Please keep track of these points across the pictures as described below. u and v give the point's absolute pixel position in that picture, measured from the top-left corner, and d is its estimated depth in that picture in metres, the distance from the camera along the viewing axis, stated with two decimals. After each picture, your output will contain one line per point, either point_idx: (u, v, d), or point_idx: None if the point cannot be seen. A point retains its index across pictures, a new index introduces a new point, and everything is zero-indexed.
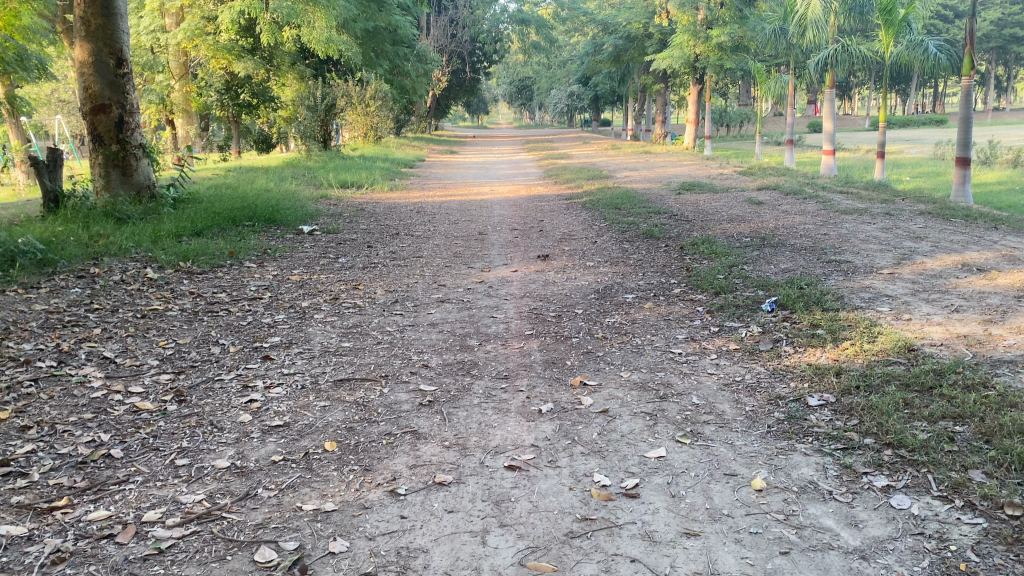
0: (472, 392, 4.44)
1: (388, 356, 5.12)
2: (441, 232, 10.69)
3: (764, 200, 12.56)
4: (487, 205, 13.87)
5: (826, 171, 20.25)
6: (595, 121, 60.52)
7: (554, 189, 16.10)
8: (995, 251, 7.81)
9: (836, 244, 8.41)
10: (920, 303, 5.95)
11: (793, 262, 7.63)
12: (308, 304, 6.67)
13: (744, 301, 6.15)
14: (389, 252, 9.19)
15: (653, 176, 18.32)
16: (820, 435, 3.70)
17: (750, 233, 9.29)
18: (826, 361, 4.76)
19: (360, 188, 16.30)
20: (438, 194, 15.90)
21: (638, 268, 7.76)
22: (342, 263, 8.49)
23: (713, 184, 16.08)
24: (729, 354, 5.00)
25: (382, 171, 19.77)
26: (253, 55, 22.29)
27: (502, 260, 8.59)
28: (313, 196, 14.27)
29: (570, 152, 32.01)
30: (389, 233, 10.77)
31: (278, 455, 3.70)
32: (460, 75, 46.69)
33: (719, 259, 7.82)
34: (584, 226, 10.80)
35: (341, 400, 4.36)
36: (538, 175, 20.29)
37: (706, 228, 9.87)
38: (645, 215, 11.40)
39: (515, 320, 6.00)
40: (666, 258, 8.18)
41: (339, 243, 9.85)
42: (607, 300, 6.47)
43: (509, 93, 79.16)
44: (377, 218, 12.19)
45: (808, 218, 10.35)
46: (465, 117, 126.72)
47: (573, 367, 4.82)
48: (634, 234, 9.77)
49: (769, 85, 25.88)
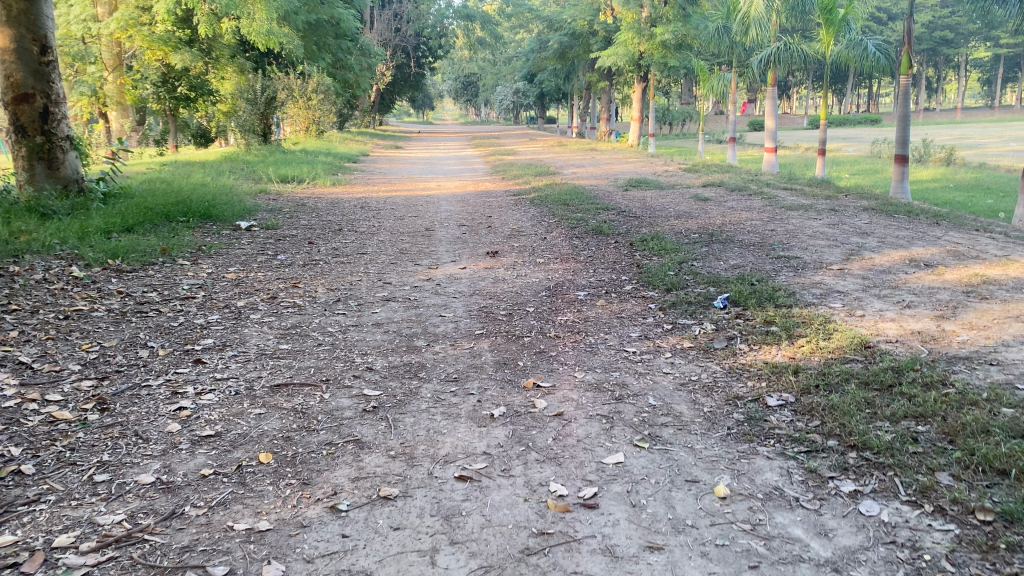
0: (420, 396, 4.20)
1: (330, 359, 4.85)
2: (386, 228, 10.40)
3: (711, 196, 12.57)
4: (433, 201, 13.60)
5: (769, 169, 20.47)
6: (541, 118, 60.48)
7: (500, 185, 15.89)
8: (939, 246, 7.88)
9: (784, 240, 8.39)
10: (872, 299, 5.91)
11: (743, 257, 7.56)
12: (244, 304, 6.35)
13: (696, 298, 6.03)
14: (331, 249, 8.88)
15: (599, 173, 18.25)
16: (782, 437, 3.57)
17: (699, 229, 9.23)
18: (783, 359, 4.64)
19: (300, 183, 15.86)
20: (382, 189, 15.57)
21: (588, 265, 7.59)
22: (281, 261, 8.15)
23: (659, 180, 16.08)
24: (684, 353, 4.85)
25: (324, 166, 19.33)
26: (191, 47, 21.53)
27: (449, 256, 8.35)
28: (252, 192, 13.78)
29: (516, 148, 31.87)
30: (331, 229, 10.44)
31: (208, 468, 3.41)
32: (404, 70, 46.21)
33: (669, 255, 7.71)
34: (532, 222, 10.63)
35: (278, 407, 4.09)
36: (484, 171, 20.09)
37: (655, 224, 9.78)
38: (593, 211, 11.27)
39: (463, 319, 5.78)
40: (616, 254, 8.03)
41: (278, 239, 9.48)
42: (558, 297, 6.29)
43: (454, 89, 78.77)
44: (319, 213, 11.82)
45: (755, 213, 10.35)
46: (410, 113, 125.64)
47: (525, 368, 4.62)
48: (583, 231, 9.63)
49: (713, 82, 26.05)
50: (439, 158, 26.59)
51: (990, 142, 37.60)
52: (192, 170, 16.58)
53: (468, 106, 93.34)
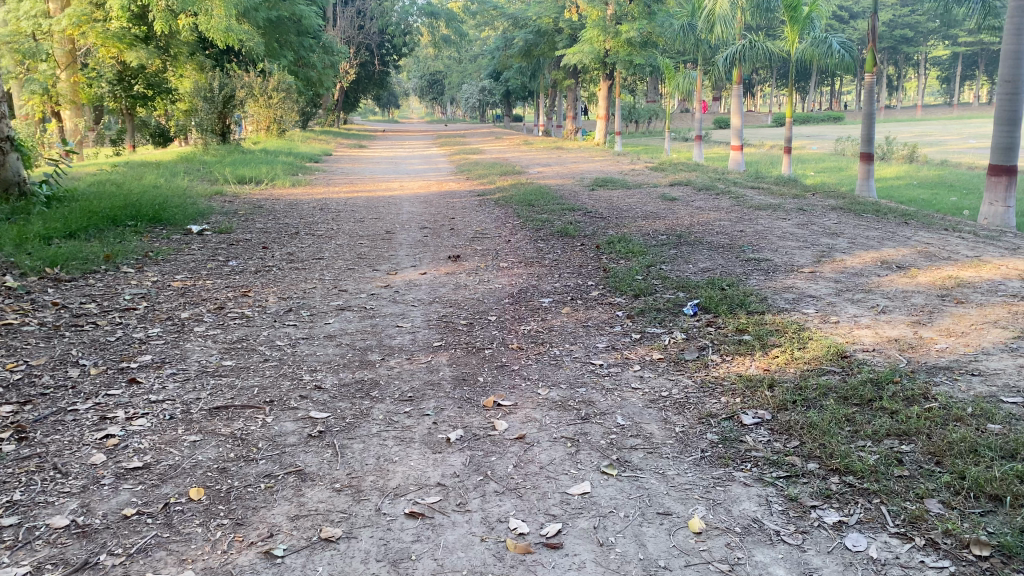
0: (370, 419, 3.89)
1: (276, 377, 4.53)
2: (345, 231, 10.06)
3: (678, 196, 12.39)
4: (395, 202, 13.26)
5: (734, 167, 20.42)
6: (507, 116, 60.22)
7: (465, 185, 15.59)
8: (909, 247, 7.74)
9: (753, 241, 8.20)
10: (845, 304, 5.72)
11: (713, 260, 7.35)
12: (188, 315, 5.99)
13: (665, 305, 5.79)
14: (286, 254, 8.52)
15: (565, 172, 18.02)
16: (758, 461, 3.33)
17: (666, 230, 9.01)
18: (757, 371, 4.41)
19: (259, 184, 15.43)
20: (343, 190, 15.19)
21: (553, 269, 7.32)
22: (233, 267, 7.77)
23: (626, 179, 15.90)
24: (653, 365, 4.59)
25: (284, 166, 18.91)
26: (147, 44, 20.89)
27: (409, 261, 8.04)
28: (207, 193, 13.33)
29: (482, 147, 31.55)
30: (288, 232, 10.07)
31: (131, 508, 3.06)
32: (368, 68, 45.70)
33: (636, 258, 7.48)
34: (496, 224, 10.36)
35: (215, 434, 3.77)
36: (449, 170, 19.81)
37: (622, 225, 9.56)
38: (559, 211, 11.02)
39: (421, 330, 5.47)
40: (582, 257, 7.78)
41: (231, 244, 9.08)
42: (521, 305, 6.01)
43: (419, 88, 78.28)
44: (277, 216, 11.44)
45: (723, 213, 10.17)
46: (375, 112, 124.65)
47: (485, 385, 4.33)
48: (549, 233, 9.38)
49: (678, 80, 25.96)
50: (403, 157, 26.18)
51: (949, 139, 38.12)
52: (146, 171, 16.06)
53: (434, 104, 92.82)
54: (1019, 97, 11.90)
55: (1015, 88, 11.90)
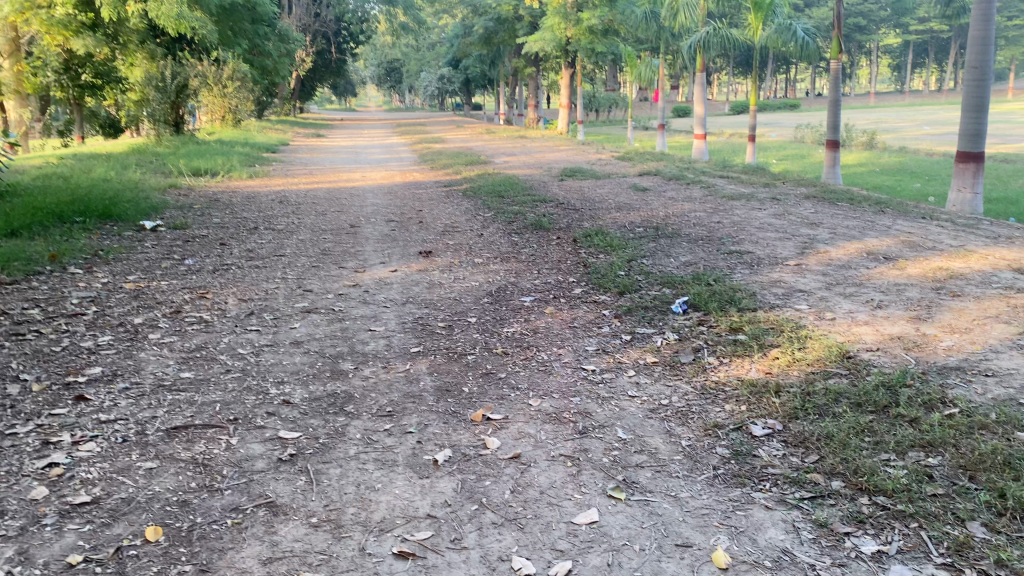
0: (347, 438, 3.54)
1: (240, 392, 4.14)
2: (307, 226, 9.61)
3: (649, 186, 12.14)
4: (359, 194, 12.81)
5: (699, 156, 20.30)
6: (467, 104, 59.63)
7: (429, 176, 15.19)
8: (892, 237, 7.57)
9: (733, 232, 7.96)
10: (839, 299, 5.48)
11: (695, 253, 7.08)
12: (142, 321, 5.55)
13: (652, 302, 5.49)
14: (246, 251, 8.07)
15: (531, 161, 17.71)
16: (778, 480, 3.05)
17: (642, 222, 8.74)
18: (759, 375, 4.14)
19: (214, 176, 14.85)
20: (303, 181, 14.70)
21: (531, 265, 7.00)
22: (189, 267, 7.31)
23: (593, 168, 15.63)
24: (649, 369, 4.29)
25: (240, 157, 18.32)
26: (95, 33, 19.93)
27: (377, 257, 7.66)
28: (160, 186, 12.75)
29: (443, 135, 31.09)
30: (247, 227, 9.60)
31: (78, 554, 2.67)
32: (325, 56, 44.84)
33: (616, 252, 7.19)
34: (465, 217, 10.00)
35: (175, 459, 3.39)
36: (411, 159, 19.40)
37: (596, 217, 9.27)
38: (529, 203, 10.69)
39: (396, 334, 5.11)
40: (560, 252, 7.47)
41: (186, 241, 8.60)
42: (501, 305, 5.68)
43: (376, 76, 77.22)
44: (234, 210, 10.94)
45: (697, 203, 9.94)
46: (332, 101, 122.97)
47: (470, 396, 4.00)
48: (522, 225, 9.06)
49: (640, 68, 25.75)
50: (363, 146, 25.56)
51: (905, 126, 38.60)
52: (96, 163, 15.39)
53: (392, 93, 91.70)
54: (985, 84, 11.69)
55: (983, 74, 11.72)
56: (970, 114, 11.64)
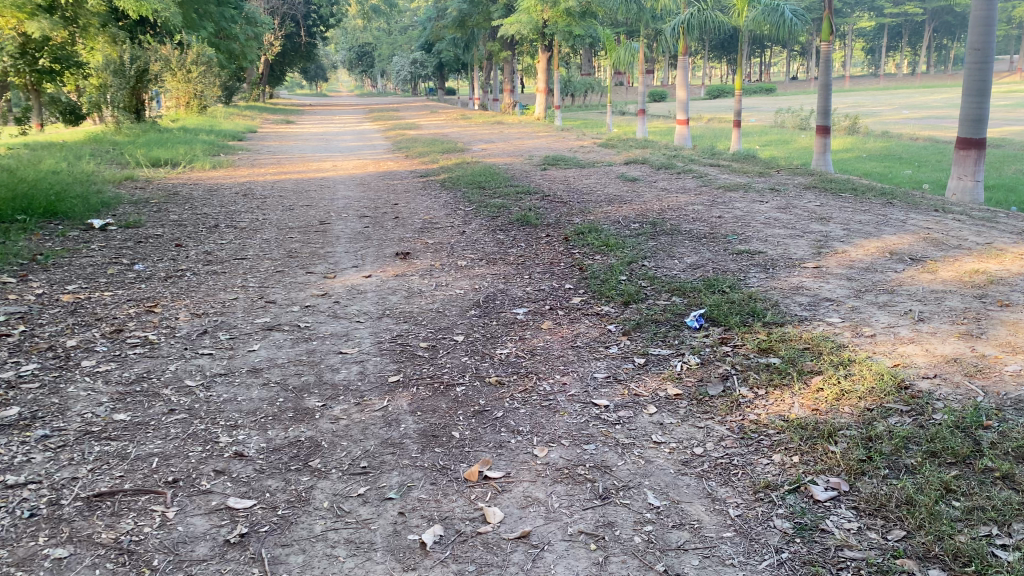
0: (313, 509, 2.85)
1: (185, 442, 3.42)
2: (273, 222, 8.86)
3: (638, 175, 11.49)
4: (329, 185, 12.06)
5: (679, 142, 19.82)
6: (440, 89, 58.55)
7: (404, 165, 14.43)
8: (911, 233, 6.97)
9: (738, 228, 7.34)
10: (873, 310, 4.85)
11: (701, 254, 6.43)
12: (75, 342, 4.78)
13: (663, 315, 4.83)
14: (204, 253, 7.31)
15: (512, 149, 16.97)
16: (861, 568, 2.41)
17: (637, 217, 8.11)
18: (803, 412, 3.50)
19: (175, 167, 13.99)
20: (270, 171, 13.90)
21: (520, 269, 6.32)
22: (138, 273, 6.54)
23: (577, 156, 14.97)
24: (673, 404, 3.63)
25: (204, 145, 17.45)
26: (52, 15, 18.83)
27: (350, 259, 6.93)
28: (115, 178, 11.93)
29: (417, 121, 30.20)
30: (206, 224, 8.81)
31: None
32: (293, 39, 43.64)
33: (614, 252, 6.54)
34: (445, 211, 9.30)
35: (95, 543, 2.68)
36: (385, 147, 18.62)
37: (586, 211, 8.63)
38: (513, 196, 10.01)
39: (371, 357, 4.41)
40: (551, 253, 6.79)
41: (138, 241, 7.81)
42: (491, 319, 5.00)
43: (347, 60, 75.77)
44: (193, 205, 10.14)
45: (692, 195, 9.30)
46: (303, 84, 121.14)
47: (464, 444, 3.31)
48: (507, 221, 8.39)
49: (619, 52, 25.08)
50: (333, 134, 24.62)
51: (882, 110, 38.25)
52: (49, 154, 14.47)
53: (364, 77, 90.28)
54: (988, 66, 11.09)
55: (986, 57, 11.12)
56: (971, 98, 11.05)
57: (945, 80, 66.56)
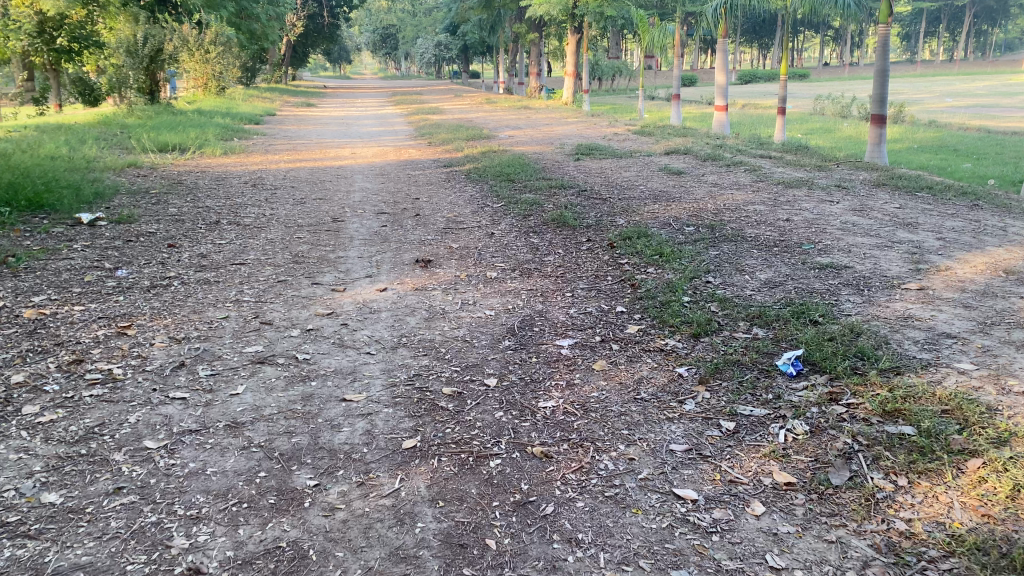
0: None
1: (125, 547, 2.51)
2: (280, 218, 7.99)
3: (683, 168, 10.50)
4: (346, 175, 11.19)
5: (718, 130, 18.83)
6: (465, 74, 57.43)
7: (427, 153, 13.54)
8: (1018, 245, 5.93)
9: (810, 235, 6.35)
10: (1011, 352, 3.85)
11: (775, 269, 5.44)
12: (22, 377, 3.89)
13: (748, 357, 3.87)
14: (199, 255, 6.45)
15: (541, 136, 15.97)
16: None
17: (690, 218, 7.15)
18: (969, 516, 2.53)
19: (185, 152, 13.21)
20: (284, 159, 13.08)
21: (562, 283, 5.39)
22: (120, 281, 5.67)
23: (611, 144, 14.00)
24: (786, 501, 2.68)
25: (217, 129, 16.66)
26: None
27: (362, 266, 6.04)
28: (118, 164, 11.16)
29: (441, 106, 29.29)
30: (207, 220, 7.96)
31: None
32: (317, 21, 42.91)
33: (670, 265, 5.60)
34: (471, 208, 8.38)
35: None
36: (407, 133, 17.76)
37: (630, 210, 7.68)
38: (546, 191, 9.07)
39: (384, 408, 3.50)
40: (595, 264, 5.83)
41: (128, 240, 6.96)
42: (533, 352, 4.07)
43: (371, 43, 74.77)
44: (197, 196, 9.30)
45: (749, 192, 8.30)
46: (328, 68, 120.56)
47: (505, 565, 2.38)
48: (540, 222, 7.46)
49: (653, 34, 23.78)
50: (354, 118, 23.76)
51: (924, 98, 36.61)
52: (53, 137, 13.73)
53: (389, 60, 89.40)
54: None
55: None
56: None
57: (985, 66, 64.41)
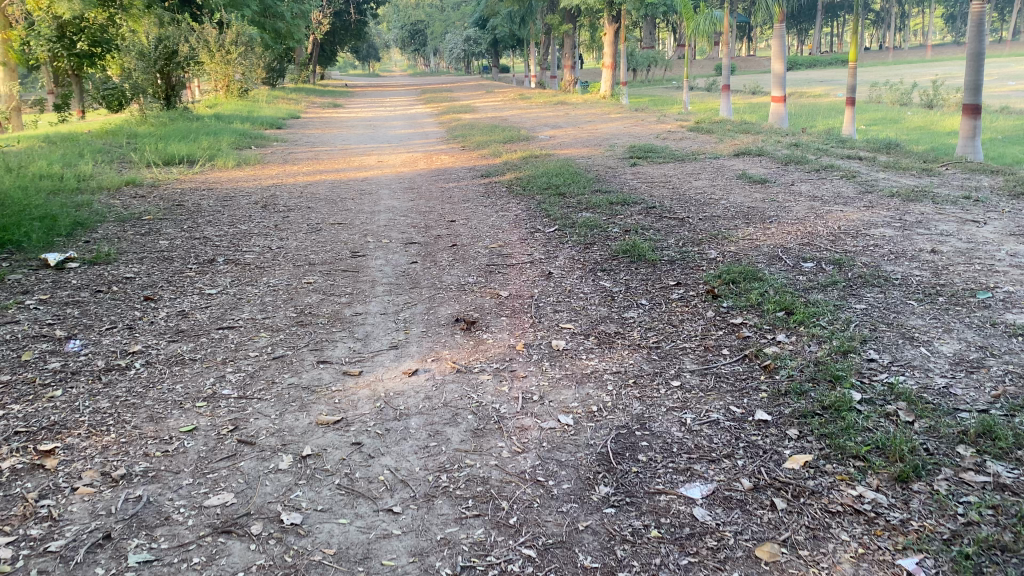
0: None
1: None
2: (290, 252, 6.61)
3: (764, 174, 8.94)
4: (370, 189, 9.78)
5: (776, 123, 17.20)
6: (495, 68, 55.94)
7: (461, 159, 12.10)
8: None
9: (979, 277, 4.78)
10: None
11: (958, 338, 3.89)
12: None
13: (1016, 539, 2.33)
14: (182, 313, 5.07)
15: (586, 136, 14.46)
16: None
17: (802, 250, 5.63)
18: None
19: (193, 165, 11.90)
20: (303, 170, 11.72)
21: (660, 359, 3.89)
22: (66, 361, 4.26)
23: (668, 144, 12.46)
24: None
25: (233, 135, 15.36)
26: None
27: (387, 329, 4.60)
28: (114, 183, 9.83)
29: (472, 103, 27.84)
30: (203, 256, 6.60)
31: None
32: (344, 17, 41.75)
33: (806, 330, 4.09)
34: (519, 233, 6.94)
35: None
36: (438, 135, 16.34)
37: (719, 236, 6.17)
38: (606, 208, 7.58)
39: None
40: (697, 325, 4.33)
41: (99, 290, 5.59)
42: (648, 518, 2.58)
43: (399, 40, 73.51)
44: (198, 222, 7.97)
45: (863, 211, 6.73)
46: (355, 66, 120.40)
47: None
48: (609, 253, 5.99)
49: (698, 20, 21.96)
50: (382, 118, 22.43)
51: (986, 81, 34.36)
52: (51, 150, 12.50)
53: (417, 56, 88.30)
54: None
55: None
56: None
57: None
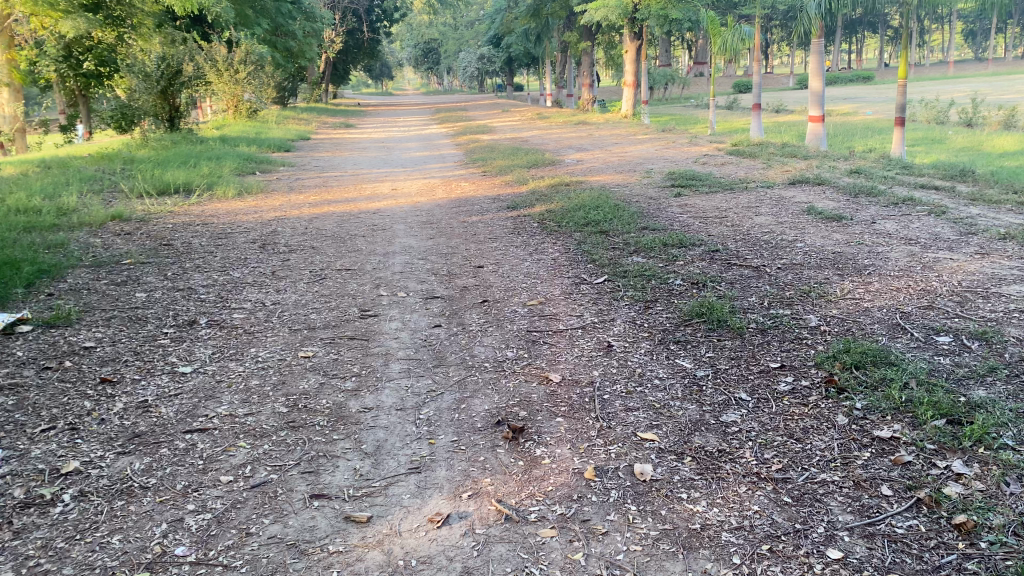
0: None
1: None
2: (288, 309, 5.51)
3: (834, 208, 7.77)
4: (383, 223, 8.69)
5: (815, 145, 16.02)
6: (508, 87, 55.06)
7: (482, 187, 11.01)
8: None
9: None
10: None
11: None
12: None
13: None
14: (143, 405, 3.94)
15: (616, 160, 13.38)
16: None
17: (927, 317, 4.46)
18: None
19: (190, 195, 10.86)
20: (309, 200, 10.65)
21: (799, 506, 2.72)
22: None
23: (710, 170, 11.32)
24: None
25: (237, 159, 14.34)
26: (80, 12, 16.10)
27: (405, 437, 3.45)
28: (98, 217, 8.77)
29: (490, 122, 26.89)
30: (183, 314, 5.49)
31: None
32: (357, 36, 40.99)
33: (995, 456, 2.91)
34: (563, 283, 5.82)
35: None
36: (455, 158, 15.30)
37: (813, 293, 5.02)
38: (661, 251, 6.46)
39: None
40: (831, 440, 3.16)
41: (45, 367, 4.46)
42: None
43: (413, 57, 72.84)
44: (187, 266, 6.90)
45: (979, 260, 5.54)
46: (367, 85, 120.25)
47: None
48: (680, 314, 4.84)
49: (726, 36, 20.75)
50: (396, 139, 21.45)
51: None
52: (39, 177, 11.51)
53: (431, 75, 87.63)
54: None
55: None
56: None
57: None
